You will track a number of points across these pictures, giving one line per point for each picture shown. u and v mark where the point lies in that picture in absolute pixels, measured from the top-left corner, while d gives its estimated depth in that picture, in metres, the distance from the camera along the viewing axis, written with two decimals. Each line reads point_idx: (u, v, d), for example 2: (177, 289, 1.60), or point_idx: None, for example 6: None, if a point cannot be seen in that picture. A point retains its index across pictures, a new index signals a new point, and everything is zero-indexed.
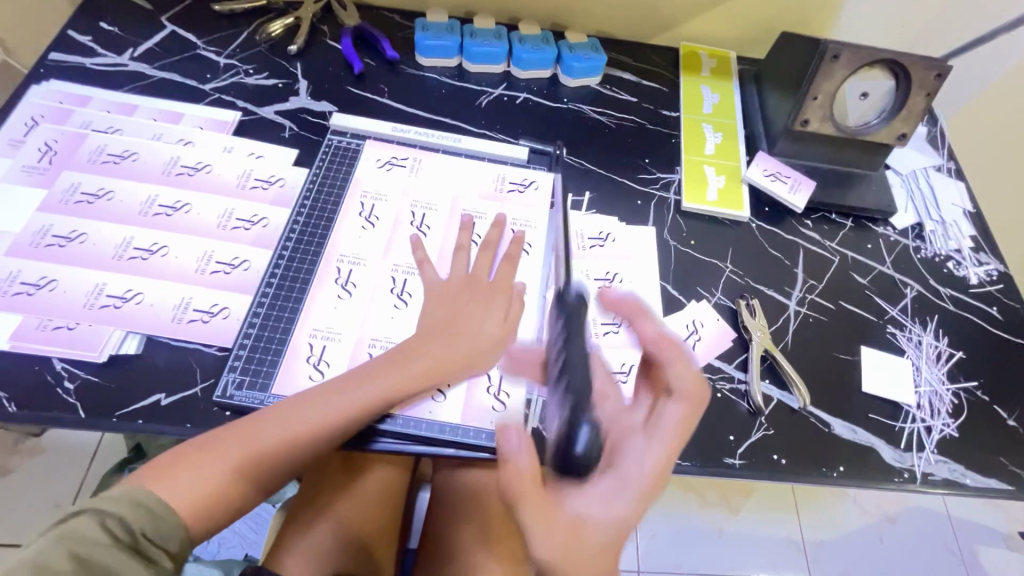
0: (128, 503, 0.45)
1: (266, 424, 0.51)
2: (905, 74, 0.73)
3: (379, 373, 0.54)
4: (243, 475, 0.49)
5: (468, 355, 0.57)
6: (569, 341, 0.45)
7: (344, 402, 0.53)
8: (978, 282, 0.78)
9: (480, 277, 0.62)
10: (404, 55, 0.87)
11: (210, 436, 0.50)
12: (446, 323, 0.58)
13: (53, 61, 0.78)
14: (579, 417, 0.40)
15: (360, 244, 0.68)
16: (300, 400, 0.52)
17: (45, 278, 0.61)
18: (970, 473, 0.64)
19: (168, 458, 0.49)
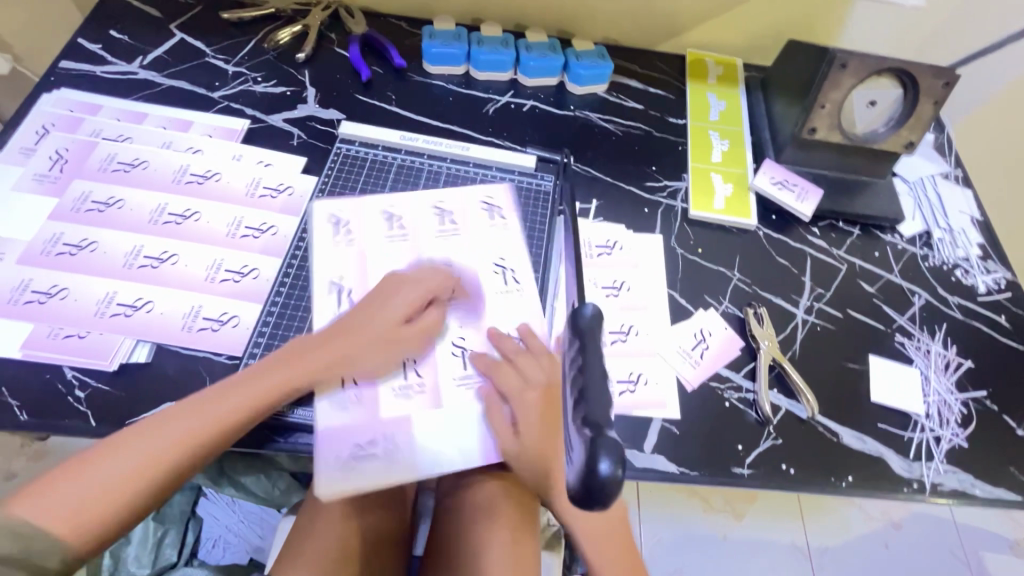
0: (1, 530, 0.42)
1: (141, 437, 0.49)
2: (913, 81, 0.72)
3: (259, 376, 0.54)
4: (113, 494, 0.46)
5: (359, 352, 0.57)
6: (584, 365, 0.37)
7: (222, 409, 0.52)
8: (986, 290, 0.78)
9: (399, 279, 0.62)
10: (411, 63, 0.87)
11: (84, 453, 0.48)
12: (342, 323, 0.59)
13: (63, 69, 0.78)
14: (598, 450, 0.33)
15: (339, 248, 0.66)
16: (172, 412, 0.51)
17: (56, 286, 0.61)
18: (979, 483, 0.64)
19: (42, 479, 0.46)
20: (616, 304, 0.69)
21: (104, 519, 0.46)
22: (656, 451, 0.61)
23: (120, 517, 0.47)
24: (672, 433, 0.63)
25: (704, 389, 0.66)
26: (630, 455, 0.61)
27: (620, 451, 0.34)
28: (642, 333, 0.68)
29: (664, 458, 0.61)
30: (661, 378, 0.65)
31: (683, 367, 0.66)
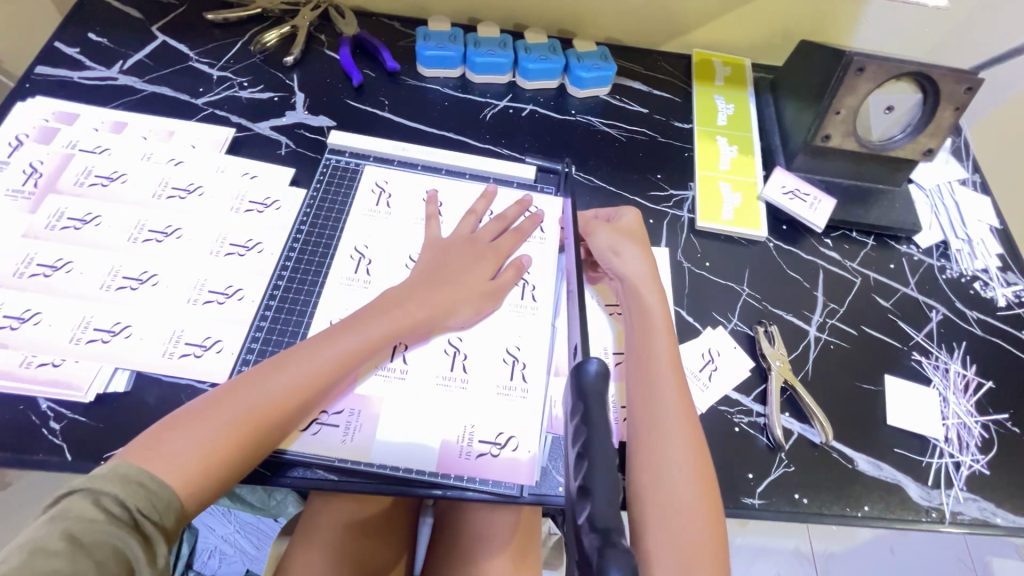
0: (119, 479, 0.42)
1: (265, 376, 0.50)
2: (933, 86, 0.68)
3: (370, 320, 0.56)
4: (242, 432, 0.47)
5: (456, 301, 0.60)
6: (590, 448, 0.40)
7: (340, 347, 0.53)
8: (1006, 304, 0.75)
9: (481, 238, 0.65)
10: (405, 66, 0.83)
11: (204, 398, 0.49)
12: (438, 273, 0.61)
13: (39, 75, 0.74)
14: (608, 565, 0.34)
15: (410, 239, 0.67)
16: (292, 352, 0.53)
17: (29, 310, 0.58)
18: (1002, 512, 0.61)
19: (155, 429, 0.47)
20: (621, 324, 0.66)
21: (226, 461, 0.46)
22: None
23: (241, 458, 0.47)
24: None
25: (713, 414, 0.63)
26: None
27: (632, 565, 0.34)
28: None
29: None
30: None
31: (691, 391, 0.63)
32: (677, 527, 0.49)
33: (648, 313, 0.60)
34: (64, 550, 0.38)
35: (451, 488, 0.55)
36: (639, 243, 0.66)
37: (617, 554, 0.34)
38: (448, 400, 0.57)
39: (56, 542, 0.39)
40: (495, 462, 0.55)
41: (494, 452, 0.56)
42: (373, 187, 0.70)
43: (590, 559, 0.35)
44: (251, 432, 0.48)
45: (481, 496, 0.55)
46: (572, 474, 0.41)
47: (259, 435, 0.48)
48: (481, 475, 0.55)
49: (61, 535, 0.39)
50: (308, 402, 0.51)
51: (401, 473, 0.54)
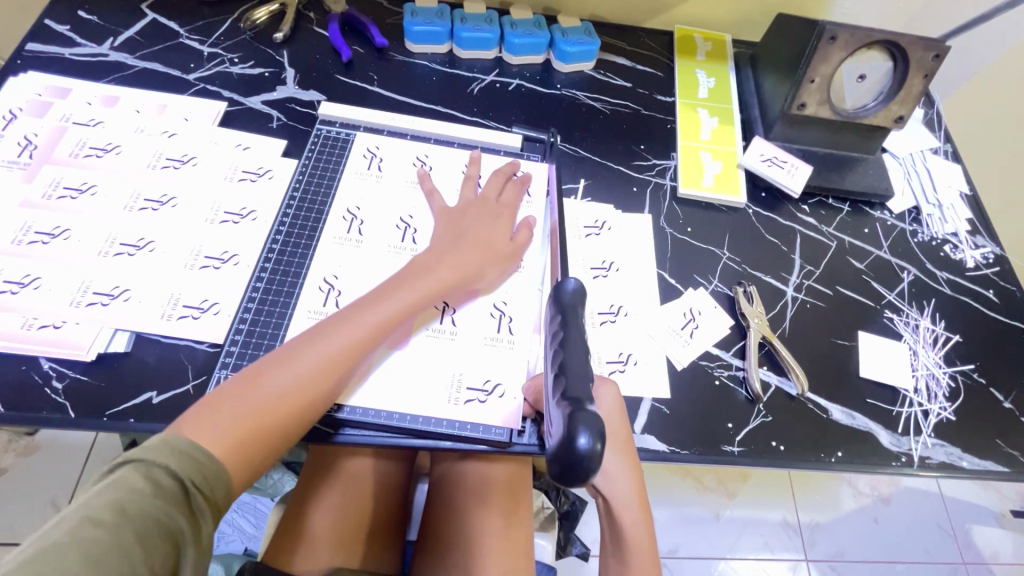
0: (170, 451, 0.43)
1: (305, 347, 0.52)
2: (902, 53, 0.71)
3: (401, 287, 0.57)
4: (287, 401, 0.50)
5: (481, 265, 0.62)
6: (566, 343, 0.46)
7: (376, 315, 0.55)
8: (975, 265, 0.78)
9: (489, 196, 0.67)
10: (393, 42, 0.85)
11: (246, 371, 0.51)
12: (461, 236, 0.63)
13: (30, 52, 0.75)
14: (577, 424, 0.40)
15: (409, 200, 0.70)
16: (329, 323, 0.54)
17: (29, 275, 0.59)
18: (967, 456, 0.64)
19: (199, 405, 0.48)
20: (606, 286, 0.68)
21: (273, 428, 0.49)
22: (646, 431, 0.61)
23: (287, 426, 0.50)
24: (661, 413, 0.62)
25: (695, 368, 0.65)
26: None
27: (597, 423, 0.40)
28: (631, 314, 0.67)
29: (654, 438, 0.61)
30: (651, 357, 0.65)
31: (673, 347, 0.66)
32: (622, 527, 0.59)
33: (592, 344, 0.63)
34: (112, 521, 0.39)
35: (438, 437, 0.57)
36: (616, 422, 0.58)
37: (585, 415, 0.40)
38: (437, 350, 0.60)
39: (104, 513, 0.39)
40: (483, 407, 0.58)
41: (481, 398, 0.59)
42: (365, 152, 0.73)
43: (563, 423, 0.41)
44: (296, 402, 0.50)
45: (469, 445, 0.58)
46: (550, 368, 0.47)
47: (302, 404, 0.50)
48: (469, 421, 0.57)
49: (111, 507, 0.39)
50: (346, 370, 0.53)
51: (395, 420, 0.56)
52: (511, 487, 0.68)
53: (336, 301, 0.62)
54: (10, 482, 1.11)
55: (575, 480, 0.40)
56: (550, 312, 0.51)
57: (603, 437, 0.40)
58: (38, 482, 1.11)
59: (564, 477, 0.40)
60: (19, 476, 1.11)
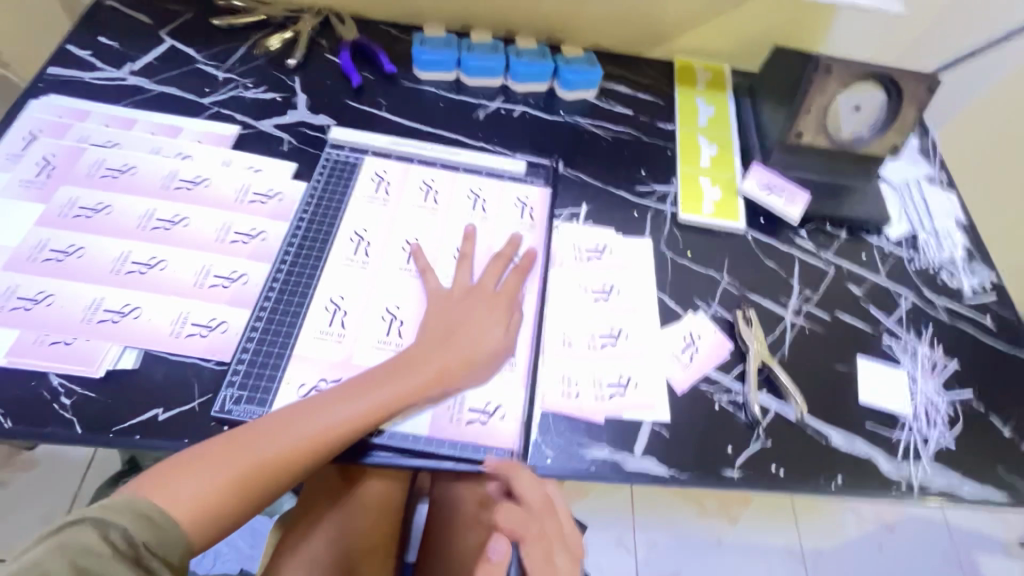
0: (131, 513, 0.46)
1: (303, 417, 0.54)
2: (896, 86, 0.74)
3: (381, 384, 0.57)
4: (246, 485, 0.51)
5: (465, 368, 0.60)
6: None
7: (350, 410, 0.55)
8: (972, 292, 0.79)
9: (486, 286, 0.66)
10: (401, 69, 0.88)
11: (212, 442, 0.52)
12: (448, 334, 0.62)
13: (52, 75, 0.78)
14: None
15: (425, 229, 0.71)
16: (304, 410, 0.54)
17: (42, 293, 0.60)
18: (967, 483, 0.64)
19: (180, 459, 0.50)
20: (604, 308, 0.70)
21: (245, 494, 0.51)
22: (646, 454, 0.61)
23: (244, 505, 0.51)
24: (661, 437, 0.63)
25: (694, 391, 0.66)
26: (619, 458, 0.61)
27: None
28: (632, 336, 0.68)
29: (654, 462, 0.61)
30: (651, 380, 0.65)
31: (673, 370, 0.67)
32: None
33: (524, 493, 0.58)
34: None
35: (440, 458, 0.58)
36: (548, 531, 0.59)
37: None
38: None
39: (62, 573, 0.42)
40: (484, 428, 0.59)
41: (482, 420, 0.60)
42: (373, 176, 0.75)
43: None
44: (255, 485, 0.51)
45: (470, 466, 0.58)
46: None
47: (279, 475, 0.52)
48: (472, 441, 0.59)
49: (70, 567, 0.42)
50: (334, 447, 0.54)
51: (397, 440, 0.58)
52: None
53: (342, 321, 0.64)
54: (7, 499, 1.10)
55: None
56: None
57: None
58: (36, 499, 1.11)
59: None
60: (17, 491, 1.11)
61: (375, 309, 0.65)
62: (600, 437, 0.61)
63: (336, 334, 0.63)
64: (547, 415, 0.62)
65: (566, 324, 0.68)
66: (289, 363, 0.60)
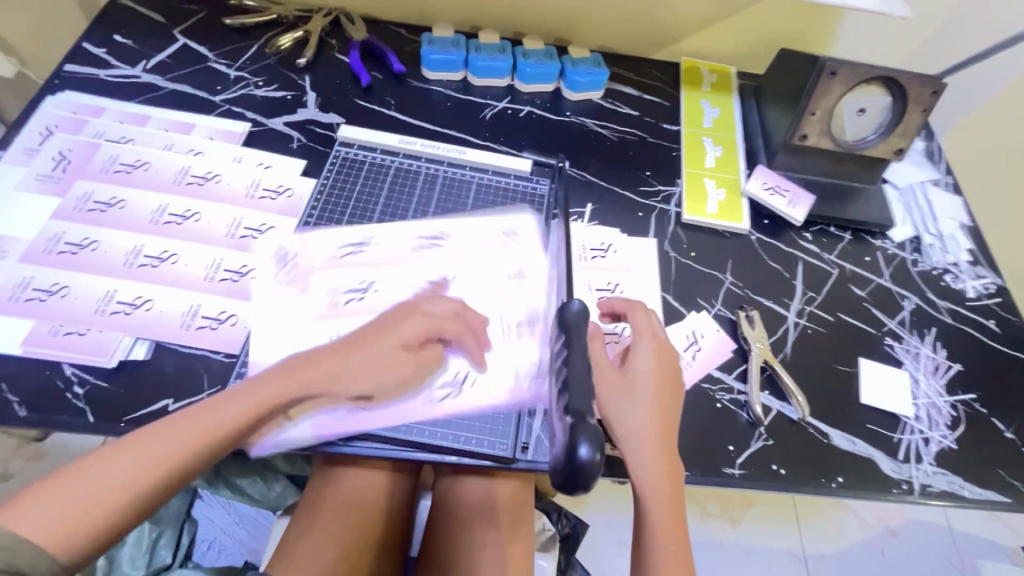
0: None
1: (176, 424, 0.50)
2: (901, 90, 0.74)
3: (279, 380, 0.54)
4: (112, 502, 0.46)
5: (365, 373, 0.55)
6: (569, 360, 0.49)
7: (211, 420, 0.50)
8: (975, 295, 0.79)
9: (417, 299, 0.62)
10: (410, 69, 0.89)
11: (76, 462, 0.47)
12: (356, 340, 0.57)
13: (68, 72, 0.79)
14: (577, 436, 0.43)
15: (418, 221, 0.72)
16: (154, 424, 0.50)
17: (57, 284, 0.62)
18: (968, 485, 0.65)
19: (41, 485, 0.46)
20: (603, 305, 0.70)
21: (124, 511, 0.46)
22: None
23: (115, 523, 0.46)
24: None
25: (697, 390, 0.67)
26: None
27: (595, 436, 0.43)
28: None
29: None
30: None
31: None
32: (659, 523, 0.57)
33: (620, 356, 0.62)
34: None
35: (443, 451, 0.59)
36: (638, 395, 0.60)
37: (584, 428, 0.43)
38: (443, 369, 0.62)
39: None
40: (457, 401, 0.60)
41: (454, 392, 0.60)
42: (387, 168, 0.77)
43: (565, 435, 0.44)
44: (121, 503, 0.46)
45: (472, 459, 0.60)
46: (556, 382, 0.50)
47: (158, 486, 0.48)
48: (474, 436, 0.60)
49: None
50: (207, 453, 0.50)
51: (401, 432, 0.59)
52: (511, 507, 0.69)
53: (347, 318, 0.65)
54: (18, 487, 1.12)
55: (577, 488, 0.43)
56: (556, 331, 0.54)
57: (603, 449, 0.43)
58: None
59: (568, 485, 0.43)
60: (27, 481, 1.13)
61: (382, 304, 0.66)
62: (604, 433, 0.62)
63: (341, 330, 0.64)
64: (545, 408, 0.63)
65: None
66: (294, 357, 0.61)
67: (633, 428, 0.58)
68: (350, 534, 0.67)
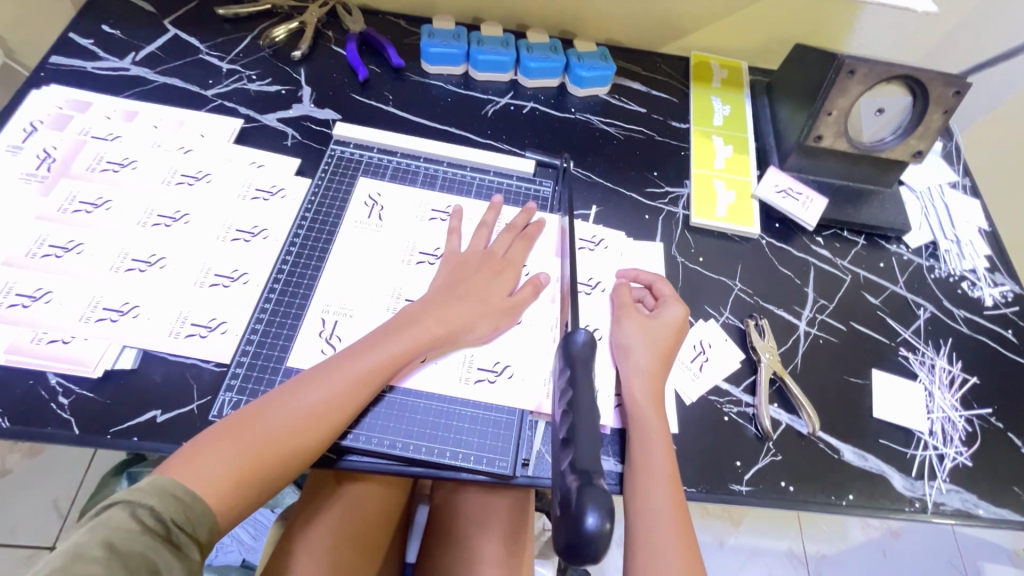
0: (157, 492, 0.45)
1: (312, 383, 0.54)
2: (923, 89, 0.70)
3: (389, 338, 0.58)
4: (271, 451, 0.50)
5: (473, 317, 0.61)
6: (574, 406, 0.46)
7: (356, 369, 0.55)
8: (993, 304, 0.76)
9: (495, 252, 0.67)
10: (409, 62, 0.85)
11: (225, 421, 0.51)
12: (456, 287, 0.63)
13: (53, 64, 0.76)
14: (585, 502, 0.39)
15: (400, 245, 0.69)
16: (304, 377, 0.54)
17: (41, 289, 0.59)
18: (983, 503, 0.63)
19: (191, 447, 0.49)
20: (590, 304, 0.68)
21: (278, 463, 0.50)
22: None
23: (272, 474, 0.50)
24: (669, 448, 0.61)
25: (704, 403, 0.64)
26: None
27: (605, 504, 0.39)
28: None
29: None
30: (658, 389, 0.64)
31: (682, 381, 0.65)
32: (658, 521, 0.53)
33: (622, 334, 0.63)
34: (102, 555, 0.41)
35: (441, 467, 0.58)
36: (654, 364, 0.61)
37: (593, 495, 0.38)
38: (441, 382, 0.61)
39: (94, 549, 0.41)
40: (447, 425, 0.59)
41: (491, 378, 0.62)
42: (366, 199, 0.72)
43: (571, 499, 0.40)
44: (282, 451, 0.50)
45: (471, 476, 0.58)
46: (559, 430, 0.47)
47: (308, 439, 0.52)
48: (472, 452, 0.58)
49: (100, 543, 0.42)
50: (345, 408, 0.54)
51: (398, 449, 0.57)
52: (512, 519, 0.67)
53: (342, 329, 0.63)
54: (14, 483, 1.11)
55: (581, 562, 0.39)
56: (560, 363, 0.52)
57: (611, 516, 0.39)
58: (42, 485, 1.11)
59: (570, 556, 0.38)
60: (23, 478, 1.11)
61: (379, 313, 0.64)
62: (608, 450, 0.60)
63: (335, 341, 0.62)
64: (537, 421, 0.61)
65: (588, 314, 0.67)
66: (288, 372, 0.60)
67: (635, 371, 0.60)
68: (345, 546, 0.65)
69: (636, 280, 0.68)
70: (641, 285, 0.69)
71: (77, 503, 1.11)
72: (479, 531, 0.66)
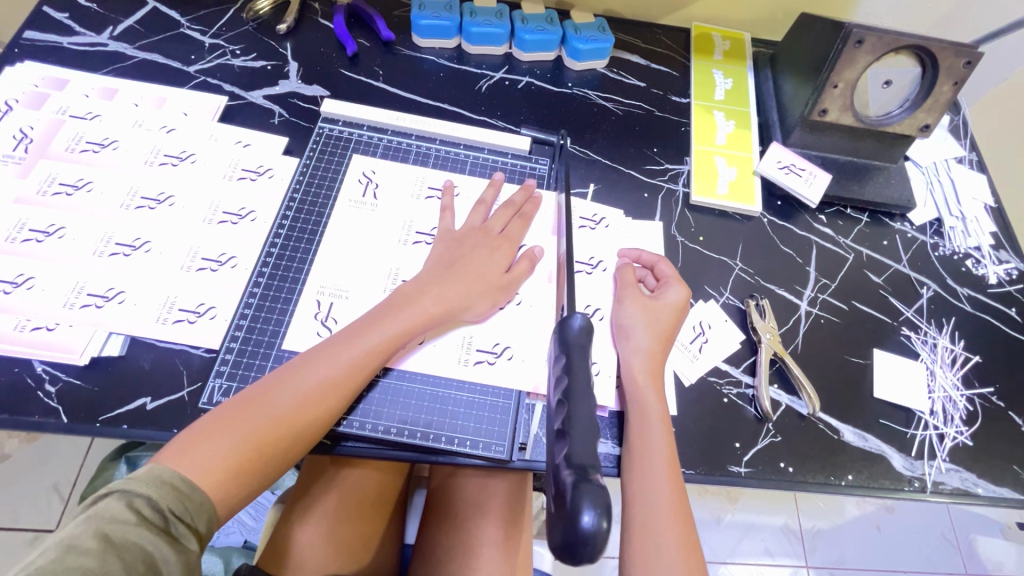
0: (154, 482, 0.44)
1: (308, 368, 0.52)
2: (932, 60, 0.68)
3: (385, 318, 0.56)
4: (270, 438, 0.49)
5: (470, 295, 0.60)
6: (571, 395, 0.45)
7: (354, 351, 0.54)
8: (997, 281, 0.75)
9: (492, 227, 0.65)
10: (399, 35, 0.82)
11: (221, 408, 0.50)
12: (452, 265, 0.61)
13: (27, 40, 0.73)
14: (582, 499, 0.37)
15: (395, 225, 0.67)
16: (300, 361, 0.53)
17: (22, 275, 0.58)
18: (982, 482, 0.63)
19: (187, 435, 0.48)
20: (589, 283, 0.67)
21: (277, 452, 0.50)
22: None
23: (274, 461, 0.50)
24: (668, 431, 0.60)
25: (704, 385, 0.63)
26: None
27: (602, 500, 0.37)
28: None
29: None
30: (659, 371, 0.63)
31: (681, 363, 0.64)
32: (658, 507, 0.52)
33: (625, 314, 0.61)
34: (96, 548, 0.40)
35: (437, 452, 0.57)
36: (658, 344, 0.60)
37: (590, 491, 0.37)
38: (436, 365, 0.59)
39: (88, 541, 0.41)
40: (444, 410, 0.58)
41: (491, 360, 0.61)
42: (360, 177, 0.69)
43: (566, 495, 0.38)
44: (282, 438, 0.50)
45: (468, 461, 0.57)
46: (554, 419, 0.45)
47: (306, 425, 0.51)
48: (468, 437, 0.57)
49: (95, 534, 0.41)
50: (343, 393, 0.53)
51: (392, 435, 0.56)
52: (512, 501, 0.66)
53: (333, 312, 0.61)
54: (10, 471, 1.10)
55: (578, 562, 0.37)
56: (556, 349, 0.50)
57: (610, 515, 0.37)
58: (40, 471, 1.11)
59: (566, 555, 0.37)
60: (22, 465, 1.11)
61: (372, 295, 0.63)
62: (606, 433, 0.59)
63: (327, 324, 0.60)
64: (535, 404, 0.60)
65: (587, 294, 0.66)
66: (279, 356, 0.58)
67: (636, 352, 0.59)
68: (342, 527, 0.65)
69: (638, 260, 0.67)
70: (644, 267, 0.67)
71: (78, 488, 1.10)
72: (478, 515, 0.66)
